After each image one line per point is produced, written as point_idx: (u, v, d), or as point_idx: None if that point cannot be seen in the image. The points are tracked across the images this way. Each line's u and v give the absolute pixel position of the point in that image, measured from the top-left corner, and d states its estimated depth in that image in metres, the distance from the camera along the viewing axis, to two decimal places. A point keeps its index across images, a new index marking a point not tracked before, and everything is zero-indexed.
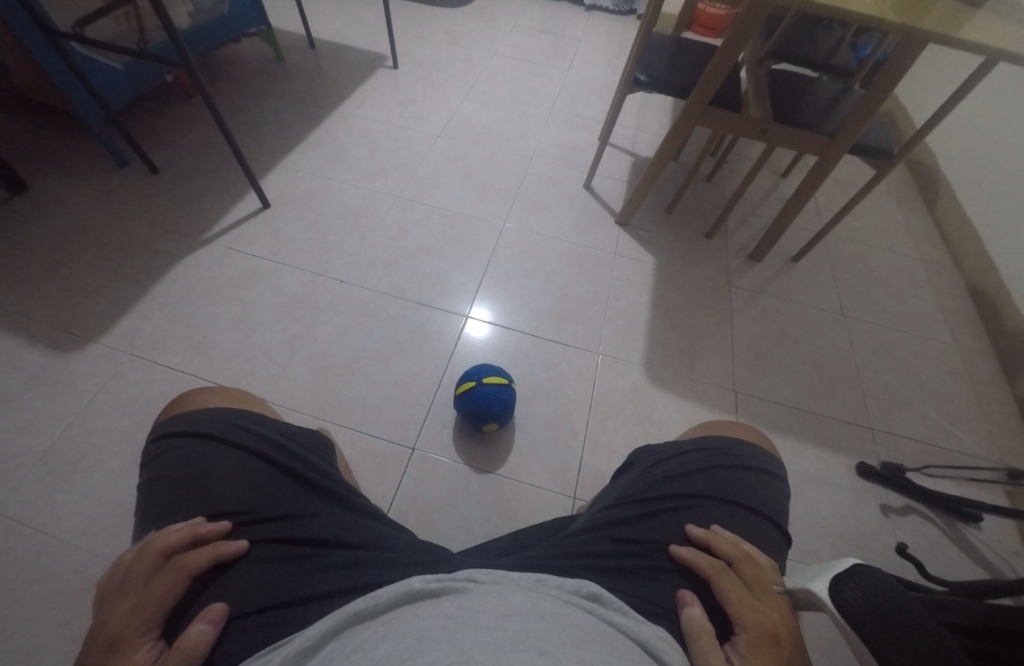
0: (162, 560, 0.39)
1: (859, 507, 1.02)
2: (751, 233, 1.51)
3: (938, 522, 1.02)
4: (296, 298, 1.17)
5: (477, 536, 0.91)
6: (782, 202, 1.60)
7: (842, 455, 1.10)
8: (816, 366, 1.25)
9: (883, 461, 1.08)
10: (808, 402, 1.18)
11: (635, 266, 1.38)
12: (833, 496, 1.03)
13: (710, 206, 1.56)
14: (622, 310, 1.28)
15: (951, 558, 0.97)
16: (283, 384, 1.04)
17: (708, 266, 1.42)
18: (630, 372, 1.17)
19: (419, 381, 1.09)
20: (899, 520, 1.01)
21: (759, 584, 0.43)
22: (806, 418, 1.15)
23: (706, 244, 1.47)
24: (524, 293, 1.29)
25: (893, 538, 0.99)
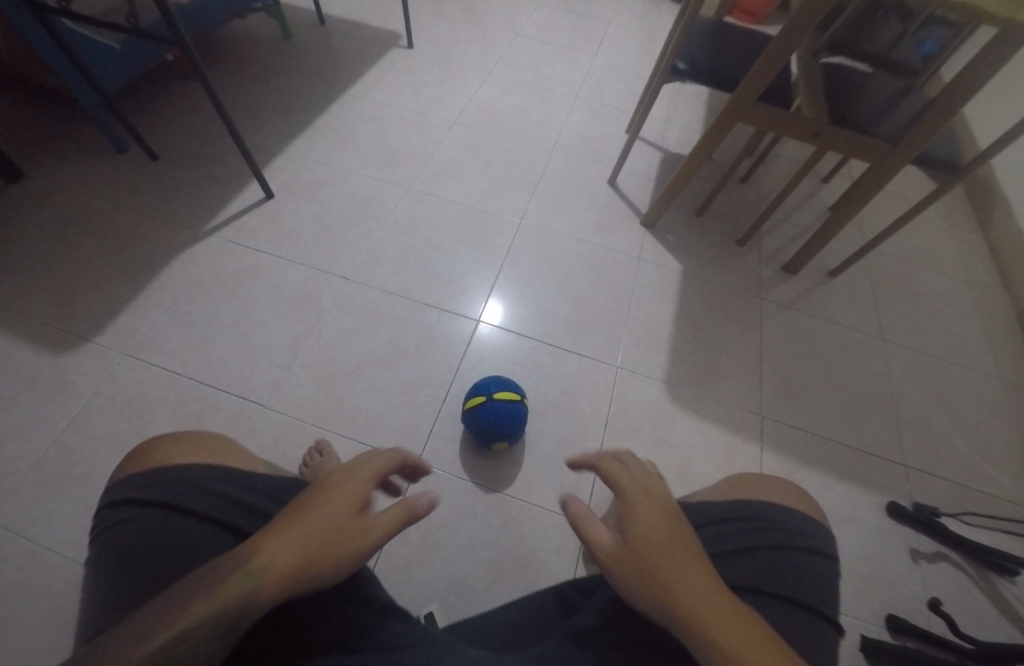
0: (381, 468, 0.46)
1: (885, 549, 0.97)
2: (789, 244, 1.41)
3: (970, 573, 0.96)
4: (301, 298, 1.12)
5: (481, 560, 0.88)
6: (823, 212, 1.49)
7: (871, 491, 1.04)
8: (849, 391, 1.17)
9: (914, 501, 1.03)
10: (836, 430, 1.11)
11: (659, 271, 1.30)
12: (855, 532, 0.99)
13: (744, 209, 1.46)
14: (643, 321, 1.20)
15: (979, 613, 0.92)
16: (283, 390, 1.00)
17: (737, 276, 1.33)
18: (650, 389, 1.10)
19: (425, 389, 1.04)
20: (930, 567, 0.96)
21: (640, 493, 0.45)
22: (832, 447, 1.09)
23: (737, 252, 1.37)
24: (539, 298, 1.21)
25: (920, 588, 0.94)
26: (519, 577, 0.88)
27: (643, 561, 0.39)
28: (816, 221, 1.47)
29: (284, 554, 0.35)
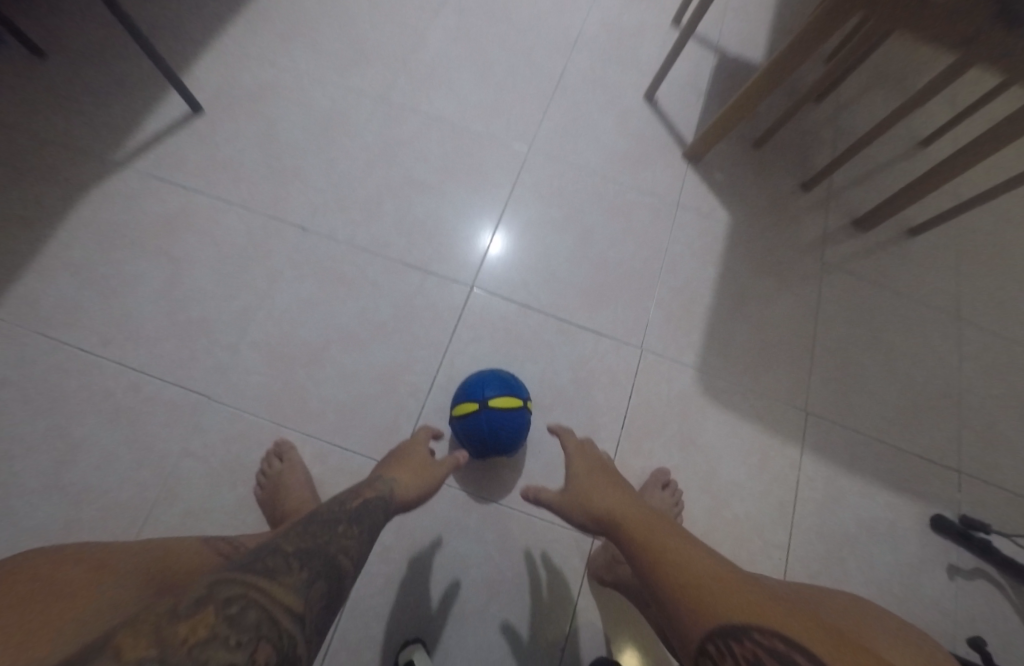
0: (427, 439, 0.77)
1: (921, 566, 0.88)
2: (862, 193, 1.13)
3: (1009, 593, 0.88)
4: (249, 256, 0.90)
5: (472, 579, 0.79)
6: (913, 149, 1.18)
7: (915, 500, 0.92)
8: (908, 382, 0.99)
9: (962, 513, 0.91)
10: (887, 429, 0.96)
11: (701, 223, 1.04)
12: (889, 545, 0.88)
13: (811, 143, 1.16)
14: (676, 289, 0.97)
15: (1011, 639, 0.85)
16: (233, 377, 0.83)
17: (794, 233, 1.08)
18: (678, 377, 0.91)
19: (407, 377, 0.86)
20: (965, 585, 0.87)
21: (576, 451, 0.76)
22: (880, 449, 0.94)
23: (796, 201, 1.11)
24: (549, 256, 0.97)
25: (951, 609, 0.86)
26: (516, 598, 0.79)
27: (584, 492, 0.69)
28: (902, 161, 1.17)
29: (398, 486, 0.68)
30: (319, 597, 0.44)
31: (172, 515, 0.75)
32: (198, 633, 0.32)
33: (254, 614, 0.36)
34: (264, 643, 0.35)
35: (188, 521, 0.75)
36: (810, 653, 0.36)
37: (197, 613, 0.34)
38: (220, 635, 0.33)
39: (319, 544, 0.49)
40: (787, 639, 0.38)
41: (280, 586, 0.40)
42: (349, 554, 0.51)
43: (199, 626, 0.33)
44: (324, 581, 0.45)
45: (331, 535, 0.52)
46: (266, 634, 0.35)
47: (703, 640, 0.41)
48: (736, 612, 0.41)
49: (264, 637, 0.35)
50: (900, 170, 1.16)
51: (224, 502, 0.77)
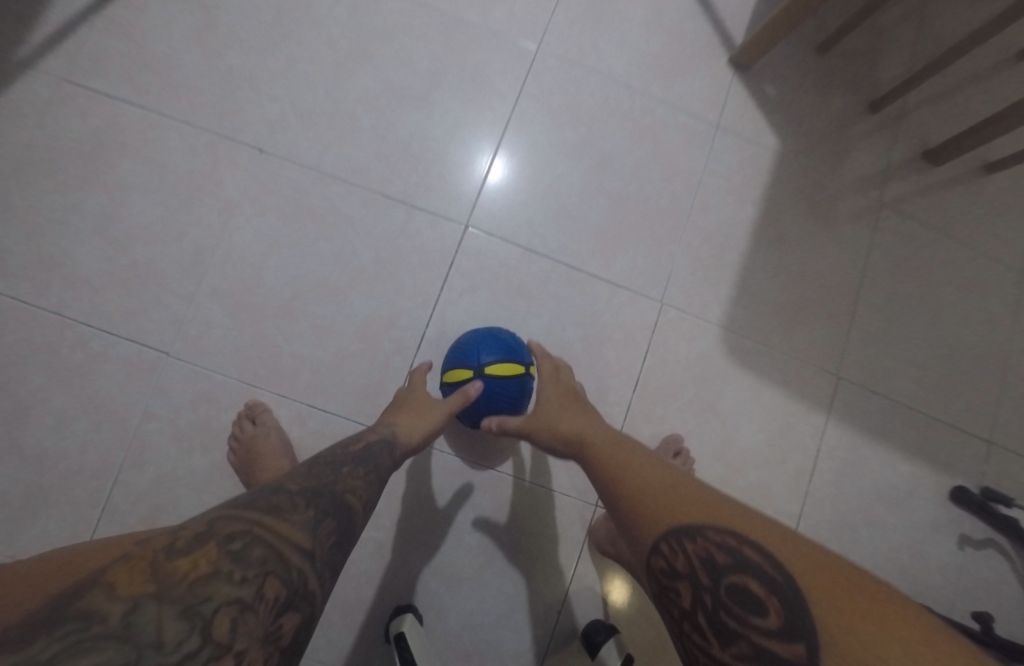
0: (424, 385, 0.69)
1: (933, 536, 0.84)
2: (939, 115, 0.94)
3: (1018, 565, 0.85)
4: (201, 188, 0.76)
5: (466, 545, 0.76)
6: (1010, 59, 0.96)
7: (938, 470, 0.86)
8: (954, 344, 0.89)
9: (985, 485, 0.85)
10: (923, 395, 0.87)
11: (741, 151, 0.87)
12: (903, 516, 0.84)
13: (887, 49, 0.94)
14: (705, 233, 0.83)
15: (1013, 608, 0.83)
16: (194, 332, 0.73)
17: (850, 165, 0.91)
18: (699, 337, 0.81)
19: (392, 334, 0.75)
20: (973, 555, 0.84)
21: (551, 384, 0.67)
22: (911, 416, 0.86)
23: (857, 123, 0.92)
24: (559, 190, 0.81)
25: (956, 578, 0.83)
26: (511, 565, 0.76)
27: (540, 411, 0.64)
28: (995, 74, 0.95)
29: (399, 430, 0.61)
30: (327, 537, 0.39)
31: (141, 480, 0.70)
32: (199, 569, 0.29)
33: (260, 550, 0.33)
34: (273, 578, 0.32)
35: (159, 487, 0.70)
36: (760, 546, 0.35)
37: (197, 548, 0.31)
38: (224, 572, 0.30)
39: (325, 482, 0.44)
40: (739, 533, 0.37)
41: (286, 523, 0.36)
42: (358, 494, 0.46)
43: (202, 561, 0.30)
44: (335, 518, 0.41)
45: (335, 476, 0.46)
46: (274, 570, 0.33)
47: (657, 541, 0.41)
48: (689, 514, 0.41)
49: (273, 573, 0.32)
50: (989, 87, 0.96)
51: (197, 467, 0.71)
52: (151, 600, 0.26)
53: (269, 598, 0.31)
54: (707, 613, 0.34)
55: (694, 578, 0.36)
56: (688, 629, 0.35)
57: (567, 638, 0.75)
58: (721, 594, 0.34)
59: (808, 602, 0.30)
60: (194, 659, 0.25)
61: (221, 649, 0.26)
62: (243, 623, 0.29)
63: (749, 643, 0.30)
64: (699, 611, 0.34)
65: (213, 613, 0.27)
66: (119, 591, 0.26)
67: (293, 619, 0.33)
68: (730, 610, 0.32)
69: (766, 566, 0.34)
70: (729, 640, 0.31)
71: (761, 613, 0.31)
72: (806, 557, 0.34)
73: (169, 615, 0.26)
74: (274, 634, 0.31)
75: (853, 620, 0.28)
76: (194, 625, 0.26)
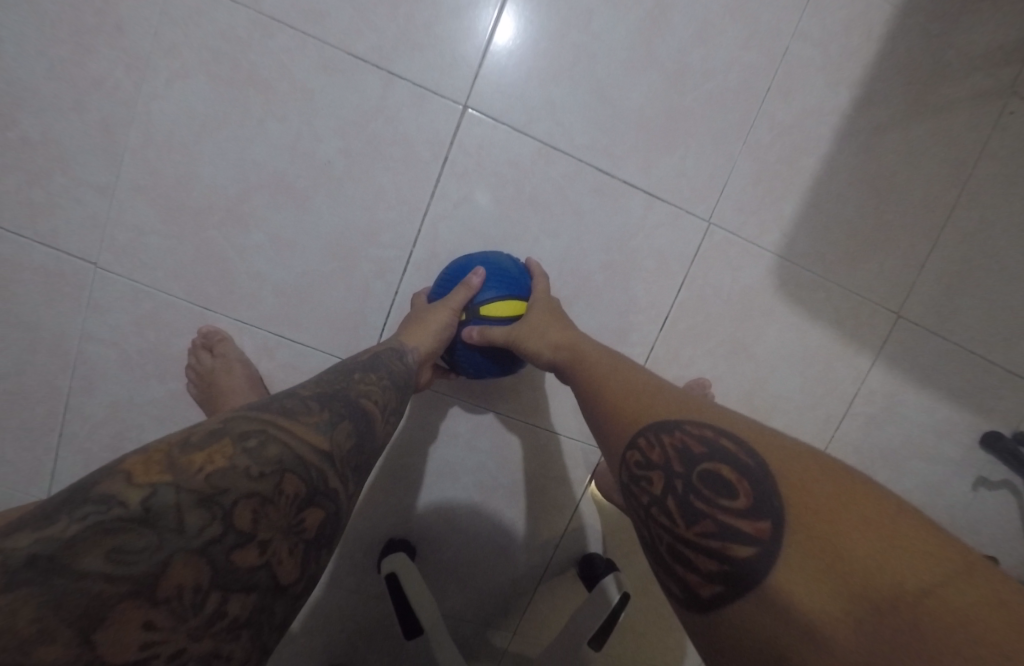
0: (424, 301, 0.58)
1: (957, 483, 0.79)
2: None
3: None
4: (92, 28, 0.54)
5: (462, 482, 0.71)
6: None
7: (983, 417, 0.78)
8: None
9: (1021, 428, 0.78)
10: (992, 339, 0.75)
11: (849, 3, 0.62)
12: (930, 464, 0.78)
13: None
14: (779, 127, 0.63)
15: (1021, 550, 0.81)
16: (121, 238, 0.58)
17: (991, 30, 0.66)
18: (747, 267, 0.66)
19: (372, 252, 0.61)
20: (996, 500, 0.80)
21: (540, 301, 0.56)
22: (971, 362, 0.75)
23: None
24: (594, 57, 0.59)
25: (966, 521, 0.80)
26: (511, 501, 0.72)
27: (525, 316, 0.55)
28: None
29: (404, 338, 0.51)
30: (351, 439, 0.29)
31: (95, 407, 0.61)
32: (214, 461, 0.21)
33: (280, 444, 0.24)
34: (293, 470, 0.23)
35: (115, 416, 0.62)
36: (738, 439, 0.30)
37: (208, 440, 0.22)
38: (241, 464, 0.22)
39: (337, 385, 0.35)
40: (715, 426, 0.32)
41: (302, 422, 0.27)
42: (375, 398, 0.36)
43: (215, 455, 0.22)
44: (355, 420, 0.31)
45: (347, 380, 0.36)
46: (293, 463, 0.24)
47: (634, 435, 0.35)
48: (664, 411, 0.35)
49: (294, 465, 0.24)
50: None
51: (156, 395, 0.62)
52: (168, 488, 0.19)
53: (291, 493, 0.23)
54: (679, 497, 0.28)
55: (667, 466, 0.30)
56: (650, 510, 0.30)
57: (562, 567, 0.75)
58: (694, 479, 0.28)
59: (779, 486, 0.26)
60: (218, 548, 0.19)
61: (245, 539, 0.20)
62: (265, 518, 0.21)
63: (715, 521, 0.26)
64: (670, 496, 0.29)
65: (235, 504, 0.20)
66: (134, 478, 0.19)
67: (320, 515, 0.24)
68: (699, 492, 0.27)
69: (743, 453, 0.29)
70: (694, 519, 0.27)
71: (730, 495, 0.26)
72: (777, 445, 0.29)
73: (190, 501, 0.19)
74: (298, 530, 0.23)
75: (816, 501, 0.25)
76: (213, 516, 0.19)
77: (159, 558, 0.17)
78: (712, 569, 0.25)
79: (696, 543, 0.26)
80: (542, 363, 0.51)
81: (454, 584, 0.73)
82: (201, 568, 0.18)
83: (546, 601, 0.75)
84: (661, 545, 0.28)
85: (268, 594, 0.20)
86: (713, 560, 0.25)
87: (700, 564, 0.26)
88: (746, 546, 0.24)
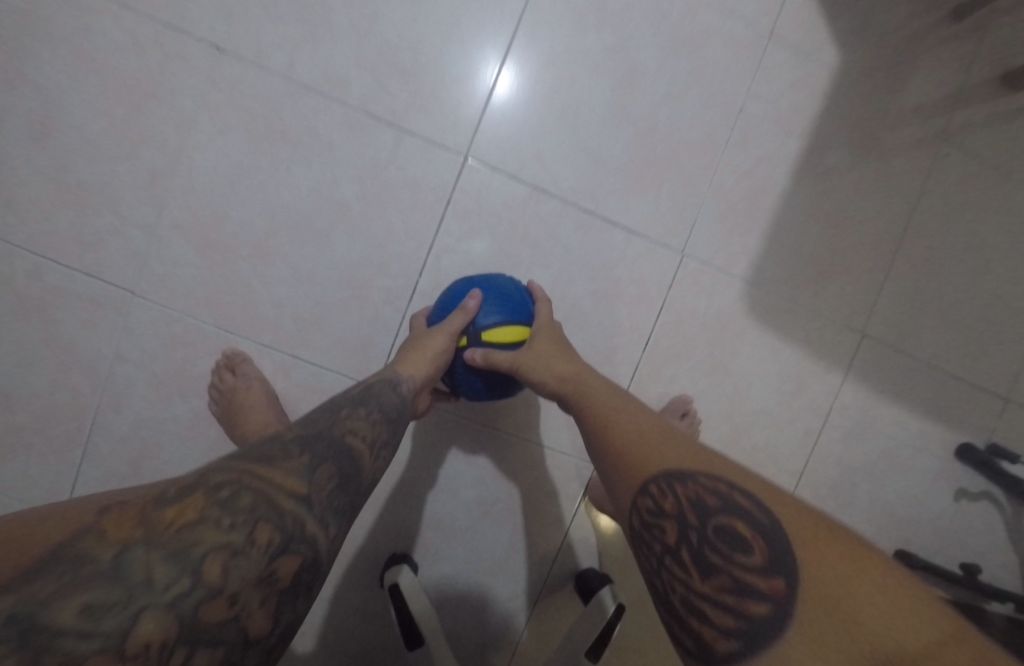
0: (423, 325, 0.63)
1: (933, 495, 0.83)
2: None
3: (1013, 522, 0.84)
4: (148, 92, 0.63)
5: (462, 498, 0.75)
6: None
7: (951, 429, 0.83)
8: (993, 306, 0.82)
9: (992, 441, 0.83)
10: (951, 357, 0.82)
11: (794, 70, 0.73)
12: (906, 477, 0.82)
13: None
14: (741, 172, 0.72)
15: (1002, 562, 0.84)
16: (157, 269, 0.65)
17: (919, 90, 0.77)
18: (720, 293, 0.74)
19: (382, 281, 0.68)
20: (972, 510, 0.84)
21: (545, 330, 0.61)
22: (933, 379, 0.81)
23: (939, 36, 0.77)
24: (578, 115, 0.69)
25: (946, 531, 0.84)
26: (507, 517, 0.76)
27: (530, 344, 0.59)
28: None
29: (401, 366, 0.55)
30: (331, 481, 0.30)
31: (120, 423, 0.66)
32: (184, 516, 0.23)
33: (253, 493, 0.25)
34: (266, 519, 0.25)
35: (138, 432, 0.67)
36: (749, 489, 0.29)
37: (180, 498, 0.24)
38: (212, 517, 0.23)
39: (321, 425, 0.36)
40: (728, 476, 0.30)
41: (278, 468, 0.28)
42: (362, 436, 0.38)
43: (187, 510, 0.23)
44: (337, 461, 0.32)
45: (334, 419, 0.38)
46: (267, 513, 0.25)
47: (645, 481, 0.34)
48: (673, 457, 0.34)
49: (268, 514, 0.25)
50: None
51: (178, 413, 0.67)
52: (137, 548, 0.20)
53: (262, 543, 0.24)
54: (692, 547, 0.27)
55: (680, 516, 0.29)
56: (665, 561, 0.29)
57: (558, 583, 0.77)
58: (707, 531, 0.27)
59: (791, 541, 0.25)
60: (186, 604, 0.20)
61: (214, 593, 0.21)
62: (235, 569, 0.22)
63: (732, 577, 0.25)
64: (683, 548, 0.28)
65: (205, 557, 0.21)
66: (104, 538, 0.21)
67: (294, 564, 0.25)
68: (714, 546, 0.26)
69: (755, 506, 0.28)
70: (708, 571, 0.26)
71: (745, 549, 0.26)
72: (790, 501, 0.28)
73: (159, 558, 0.20)
74: (270, 581, 0.23)
75: (830, 555, 0.24)
76: (183, 570, 0.21)
77: (131, 611, 0.18)
78: (727, 625, 0.24)
79: (711, 597, 0.25)
80: (547, 392, 0.55)
81: (453, 601, 0.76)
82: (169, 624, 0.19)
83: (544, 619, 0.77)
84: (673, 597, 0.27)
85: (236, 647, 0.21)
86: (728, 615, 0.24)
87: (715, 620, 0.24)
88: (762, 603, 0.23)
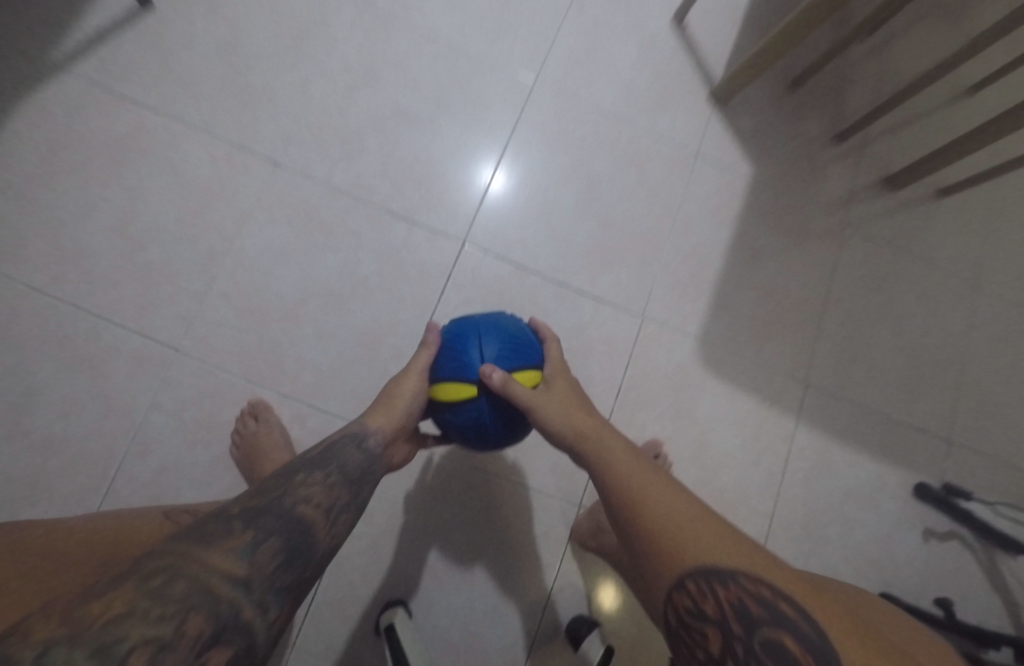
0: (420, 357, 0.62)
1: (898, 534, 0.89)
2: (900, 146, 1.02)
3: (980, 559, 0.89)
4: (214, 194, 0.80)
5: (456, 542, 0.80)
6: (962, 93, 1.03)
7: (901, 469, 0.92)
8: (913, 359, 0.96)
9: (947, 481, 0.91)
10: (885, 404, 0.93)
11: (719, 179, 0.95)
12: (869, 517, 0.89)
13: (856, 90, 1.04)
14: (685, 253, 0.90)
15: (978, 601, 0.88)
16: (201, 330, 0.76)
17: (818, 193, 0.99)
18: (678, 349, 0.87)
19: (391, 341, 0.80)
20: (939, 548, 0.89)
21: (560, 379, 0.62)
22: (874, 423, 0.93)
23: (826, 154, 1.01)
24: (553, 211, 0.88)
25: (921, 572, 0.88)
26: (499, 561, 0.80)
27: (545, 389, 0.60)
28: (949, 110, 1.03)
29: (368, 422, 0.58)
30: (273, 561, 0.31)
31: (145, 470, 0.72)
32: (108, 612, 0.21)
33: (185, 583, 0.25)
34: (198, 611, 0.24)
35: (160, 478, 0.73)
36: (793, 605, 0.33)
37: (103, 597, 0.22)
38: (140, 609, 0.22)
39: (271, 497, 0.38)
40: (771, 587, 0.35)
41: (217, 559, 0.28)
42: (312, 504, 0.40)
43: (113, 606, 0.21)
44: (281, 538, 0.33)
45: (285, 489, 0.40)
46: (199, 603, 0.24)
47: (682, 579, 0.38)
48: (718, 557, 0.39)
49: (201, 605, 0.24)
50: (944, 120, 1.03)
51: (199, 459, 0.74)
52: (61, 645, 0.18)
53: (193, 633, 0.22)
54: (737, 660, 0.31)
55: (725, 626, 0.33)
56: None
57: (551, 633, 0.79)
58: (752, 644, 0.31)
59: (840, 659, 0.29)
60: None
61: None
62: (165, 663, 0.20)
63: None
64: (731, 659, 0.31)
65: (132, 650, 0.19)
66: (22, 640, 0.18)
67: (226, 653, 0.24)
68: (760, 658, 0.30)
69: (801, 622, 0.32)
70: None
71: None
72: (833, 620, 0.33)
73: (85, 652, 0.18)
74: None
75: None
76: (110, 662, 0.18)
77: None
78: None
79: None
80: (563, 441, 0.58)
81: (446, 654, 0.76)
82: None
83: None
84: None
85: None
86: None
87: None
88: None
